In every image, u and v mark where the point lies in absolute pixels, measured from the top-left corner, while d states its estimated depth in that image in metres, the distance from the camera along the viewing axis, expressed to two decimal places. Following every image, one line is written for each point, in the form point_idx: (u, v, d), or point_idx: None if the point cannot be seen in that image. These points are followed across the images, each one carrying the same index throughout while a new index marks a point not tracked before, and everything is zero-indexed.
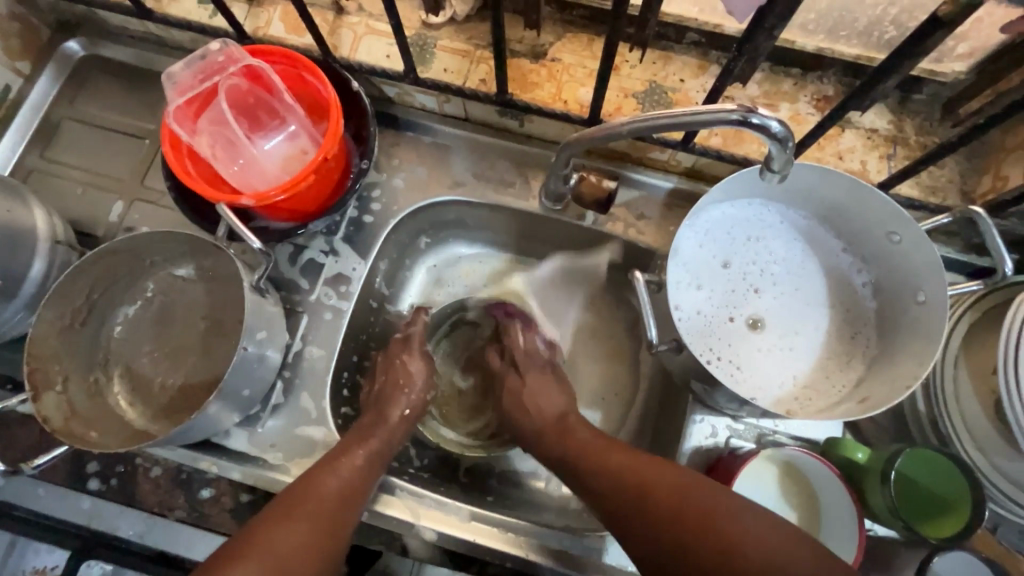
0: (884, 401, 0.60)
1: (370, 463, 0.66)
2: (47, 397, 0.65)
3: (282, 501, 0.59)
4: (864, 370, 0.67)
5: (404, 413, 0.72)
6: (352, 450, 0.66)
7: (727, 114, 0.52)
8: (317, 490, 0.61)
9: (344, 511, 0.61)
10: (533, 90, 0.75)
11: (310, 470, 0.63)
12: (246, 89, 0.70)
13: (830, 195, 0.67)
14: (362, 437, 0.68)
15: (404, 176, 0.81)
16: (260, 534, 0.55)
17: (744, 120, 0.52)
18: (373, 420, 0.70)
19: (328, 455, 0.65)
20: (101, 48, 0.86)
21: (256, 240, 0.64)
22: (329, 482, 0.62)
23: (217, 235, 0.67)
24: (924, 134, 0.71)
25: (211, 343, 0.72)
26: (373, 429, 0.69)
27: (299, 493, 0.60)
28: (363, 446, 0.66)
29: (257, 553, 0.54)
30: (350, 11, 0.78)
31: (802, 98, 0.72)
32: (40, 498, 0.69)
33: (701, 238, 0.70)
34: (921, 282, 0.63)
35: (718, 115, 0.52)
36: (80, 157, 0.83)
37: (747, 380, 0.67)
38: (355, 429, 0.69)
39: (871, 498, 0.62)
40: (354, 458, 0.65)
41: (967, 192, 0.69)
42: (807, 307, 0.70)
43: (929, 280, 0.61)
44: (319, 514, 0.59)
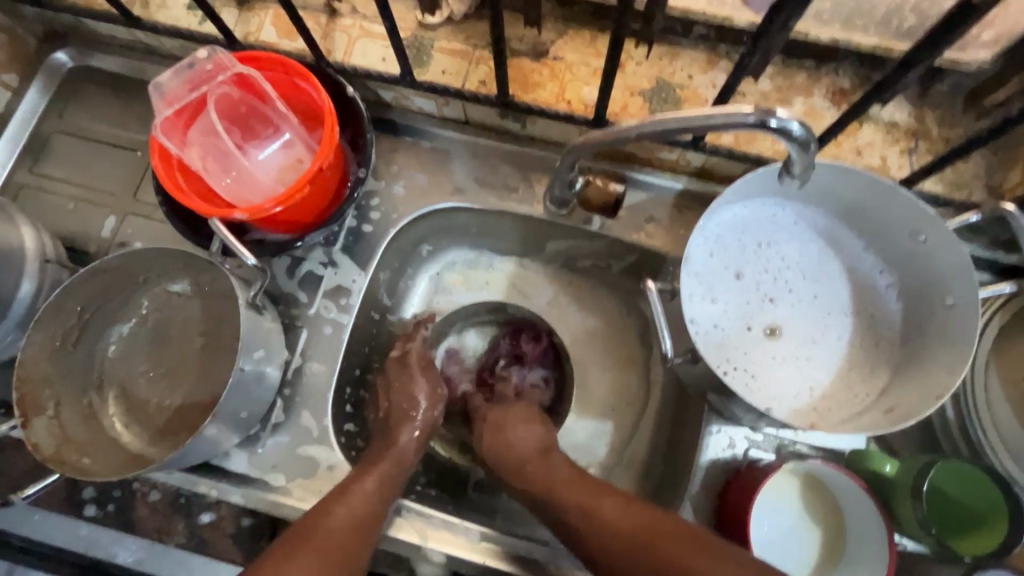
0: (914, 411, 0.57)
1: (383, 489, 0.63)
2: (37, 422, 0.63)
3: (295, 531, 0.57)
4: (889, 376, 0.64)
5: (414, 435, 0.70)
6: (366, 475, 0.63)
7: (744, 116, 0.49)
8: (328, 521, 0.58)
9: (358, 544, 0.59)
10: (535, 91, 0.72)
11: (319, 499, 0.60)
12: (237, 98, 0.68)
13: (849, 194, 0.63)
14: (376, 460, 0.65)
15: (403, 183, 0.78)
16: (272, 567, 0.53)
17: (763, 121, 0.49)
18: (386, 444, 0.68)
19: (342, 481, 0.62)
20: (89, 58, 0.84)
21: (251, 257, 0.62)
22: (340, 512, 0.59)
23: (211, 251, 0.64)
24: (946, 126, 0.67)
25: (208, 362, 0.70)
26: (382, 451, 0.67)
27: (309, 524, 0.57)
28: (374, 472, 0.64)
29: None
30: (343, 12, 0.75)
31: (817, 92, 0.69)
32: (35, 525, 0.67)
33: (715, 242, 0.67)
34: (949, 285, 0.60)
35: (736, 117, 0.49)
36: (70, 172, 0.81)
37: (767, 390, 0.64)
38: (365, 453, 0.67)
39: (900, 512, 0.59)
40: (366, 485, 0.62)
41: (994, 186, 0.65)
42: (827, 314, 0.67)
43: (958, 283, 0.58)
44: (330, 546, 0.57)
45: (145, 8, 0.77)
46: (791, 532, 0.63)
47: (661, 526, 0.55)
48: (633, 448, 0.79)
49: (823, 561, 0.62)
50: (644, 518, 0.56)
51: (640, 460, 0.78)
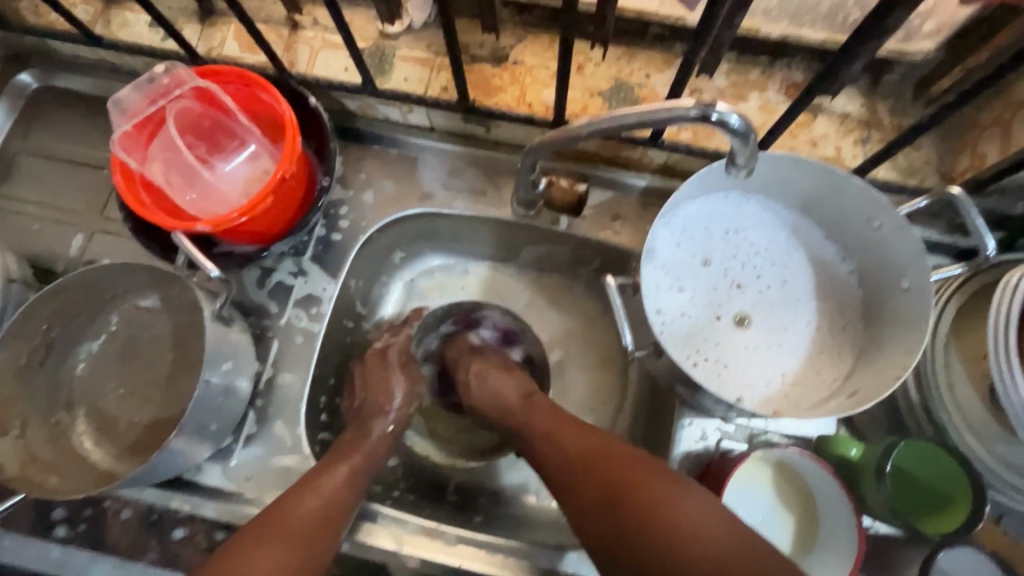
0: (875, 393, 0.58)
1: (354, 479, 0.63)
2: (2, 442, 0.62)
3: (258, 523, 0.56)
4: (853, 361, 0.65)
5: (389, 428, 0.70)
6: (336, 466, 0.64)
7: (686, 110, 0.50)
8: (296, 512, 0.58)
9: (323, 531, 0.59)
10: (497, 95, 0.73)
11: (289, 490, 0.61)
12: (199, 112, 0.68)
13: (803, 184, 0.65)
14: (345, 450, 0.66)
15: (372, 191, 0.79)
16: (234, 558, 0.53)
17: (705, 115, 0.50)
18: (355, 435, 0.68)
19: (307, 473, 0.62)
20: (54, 78, 0.84)
21: (213, 267, 0.61)
22: (308, 501, 0.59)
23: (178, 264, 0.64)
24: (897, 116, 0.69)
25: (179, 376, 0.69)
26: (356, 441, 0.67)
27: (276, 513, 0.57)
28: (344, 463, 0.64)
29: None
30: (305, 25, 0.76)
31: (771, 87, 0.70)
32: (5, 549, 0.66)
33: (678, 237, 0.68)
34: (904, 268, 0.61)
35: (678, 110, 0.50)
36: (37, 191, 0.81)
37: (734, 379, 0.64)
38: (336, 445, 0.67)
39: (867, 495, 0.60)
40: (335, 475, 0.62)
41: (946, 172, 0.67)
42: (794, 299, 0.68)
43: (913, 265, 0.60)
44: (297, 536, 0.57)
45: (107, 27, 0.78)
46: (765, 518, 0.63)
47: (649, 484, 0.52)
48: None
49: (797, 549, 0.63)
50: (641, 469, 0.53)
51: None
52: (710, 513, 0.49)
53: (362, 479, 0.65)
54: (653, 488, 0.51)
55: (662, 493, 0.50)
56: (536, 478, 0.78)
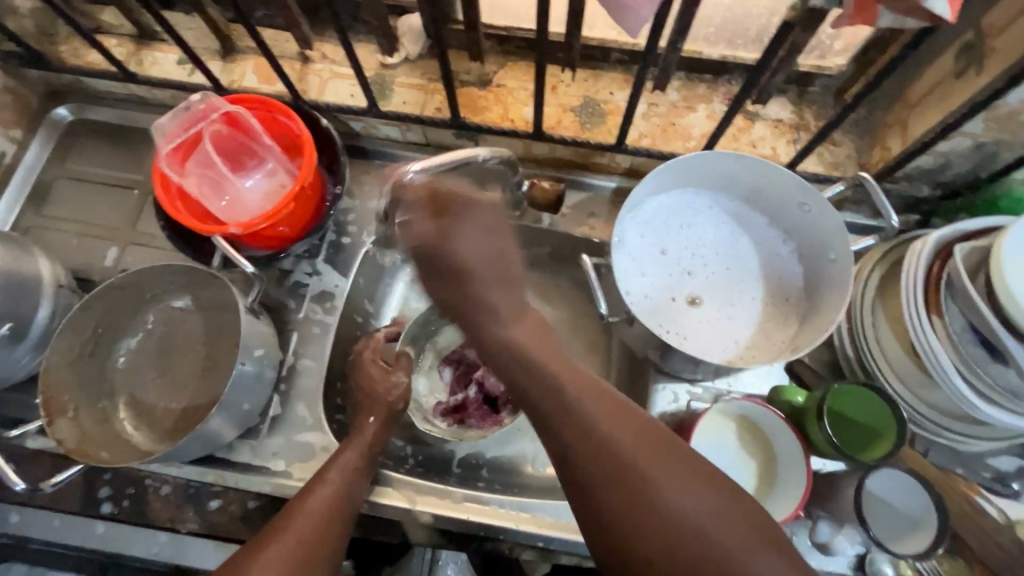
0: (809, 343, 0.70)
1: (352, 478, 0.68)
2: (60, 423, 0.70)
3: (279, 518, 0.60)
4: (797, 326, 0.76)
5: (371, 421, 0.75)
6: (344, 457, 0.69)
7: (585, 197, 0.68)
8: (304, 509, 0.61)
9: (331, 525, 0.62)
10: (483, 113, 0.85)
11: (294, 499, 0.64)
12: (227, 135, 0.79)
13: (747, 178, 0.76)
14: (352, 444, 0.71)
15: (376, 199, 0.89)
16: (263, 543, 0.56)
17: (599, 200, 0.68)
18: (354, 435, 0.73)
19: (315, 474, 0.67)
20: (87, 111, 0.94)
21: (247, 264, 0.72)
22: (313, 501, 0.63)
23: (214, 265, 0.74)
24: (821, 119, 0.82)
25: (211, 366, 0.78)
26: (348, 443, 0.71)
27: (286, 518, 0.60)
28: (339, 462, 0.69)
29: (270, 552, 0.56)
30: (315, 59, 0.88)
31: (716, 99, 0.83)
32: (55, 529, 0.73)
33: (642, 228, 0.79)
34: (830, 244, 0.73)
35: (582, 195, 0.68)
36: (73, 211, 0.90)
37: (697, 344, 0.75)
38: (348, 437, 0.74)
39: (812, 434, 0.70)
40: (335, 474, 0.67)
41: (864, 164, 0.80)
42: (743, 278, 0.80)
43: (837, 241, 0.71)
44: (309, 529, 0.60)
45: (139, 65, 0.89)
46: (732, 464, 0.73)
47: (696, 505, 0.46)
48: None
49: (761, 487, 0.72)
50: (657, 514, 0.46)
51: None
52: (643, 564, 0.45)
53: (362, 482, 0.69)
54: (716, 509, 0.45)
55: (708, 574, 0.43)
56: (531, 447, 0.87)
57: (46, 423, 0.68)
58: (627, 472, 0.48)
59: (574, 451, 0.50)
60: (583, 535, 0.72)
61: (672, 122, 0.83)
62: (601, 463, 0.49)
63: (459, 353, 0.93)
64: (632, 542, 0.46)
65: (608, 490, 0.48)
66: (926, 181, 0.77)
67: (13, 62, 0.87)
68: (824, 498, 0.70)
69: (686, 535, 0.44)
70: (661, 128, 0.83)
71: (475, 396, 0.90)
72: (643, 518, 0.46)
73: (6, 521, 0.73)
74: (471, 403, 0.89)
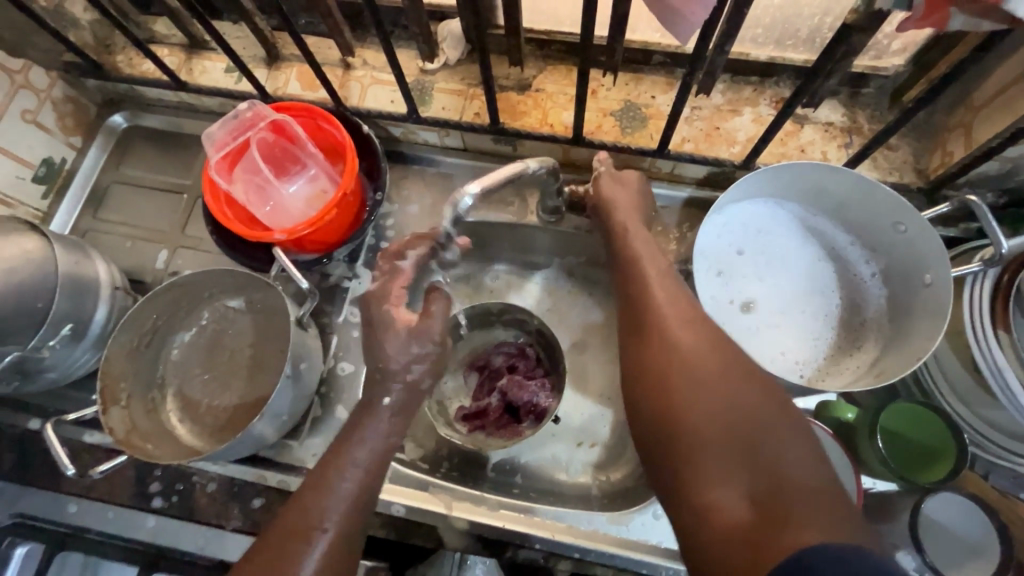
0: (897, 371, 0.67)
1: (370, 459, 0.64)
2: (114, 411, 0.72)
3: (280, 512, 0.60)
4: (877, 350, 0.73)
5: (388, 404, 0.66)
6: (347, 445, 0.64)
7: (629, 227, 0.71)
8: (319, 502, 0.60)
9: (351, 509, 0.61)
10: (522, 118, 0.85)
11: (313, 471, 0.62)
12: (272, 141, 0.80)
13: (838, 191, 0.74)
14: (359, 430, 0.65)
15: (416, 204, 0.90)
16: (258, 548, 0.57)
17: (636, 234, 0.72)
18: (364, 412, 0.66)
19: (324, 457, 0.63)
20: (140, 118, 0.98)
21: (303, 279, 0.72)
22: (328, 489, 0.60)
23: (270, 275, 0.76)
24: (875, 122, 0.79)
25: (258, 367, 0.80)
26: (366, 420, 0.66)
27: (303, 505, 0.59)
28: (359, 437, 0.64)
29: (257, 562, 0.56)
30: (356, 65, 0.89)
31: (762, 102, 0.81)
32: (109, 520, 0.76)
33: (720, 232, 0.78)
34: (926, 265, 0.69)
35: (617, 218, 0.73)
36: (127, 215, 0.94)
37: (770, 360, 0.73)
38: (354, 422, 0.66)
39: (863, 453, 0.67)
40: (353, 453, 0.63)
41: (922, 169, 0.76)
42: (823, 296, 0.77)
43: (934, 262, 0.68)
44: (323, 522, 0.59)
45: (190, 74, 0.91)
46: None
47: (733, 397, 0.52)
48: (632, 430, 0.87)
49: None
50: (721, 446, 0.50)
51: None
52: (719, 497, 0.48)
53: (376, 474, 0.64)
54: (749, 403, 0.52)
55: (782, 503, 0.45)
56: (564, 451, 0.86)
57: (101, 411, 0.70)
58: (677, 370, 0.56)
59: (639, 356, 0.60)
60: (621, 547, 0.71)
61: (715, 126, 0.81)
62: (656, 361, 0.58)
63: (487, 360, 0.93)
64: (668, 422, 0.54)
65: (658, 384, 0.56)
66: (990, 188, 0.73)
67: (74, 73, 0.91)
68: (876, 521, 0.67)
69: (715, 417, 0.51)
70: (704, 132, 0.81)
71: (497, 404, 0.90)
72: (682, 402, 0.54)
73: (65, 511, 0.77)
74: (490, 410, 0.90)
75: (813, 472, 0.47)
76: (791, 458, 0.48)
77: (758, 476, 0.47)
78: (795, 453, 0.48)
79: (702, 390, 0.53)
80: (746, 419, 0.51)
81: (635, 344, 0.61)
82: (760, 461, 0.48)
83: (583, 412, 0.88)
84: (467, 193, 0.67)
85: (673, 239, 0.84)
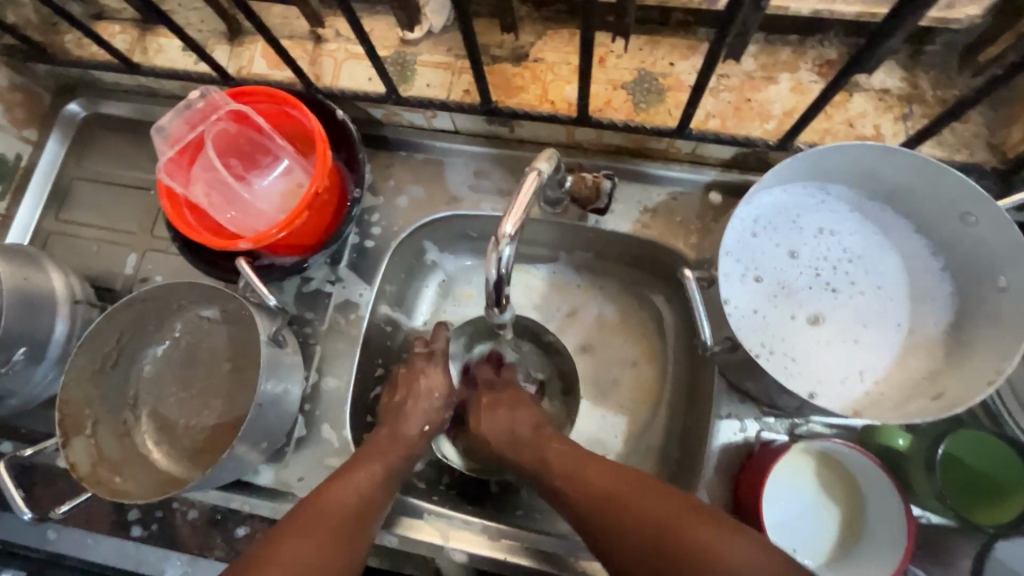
0: (965, 397, 0.57)
1: (384, 482, 0.65)
2: (77, 441, 0.67)
3: (291, 518, 0.58)
4: (942, 364, 0.63)
5: (425, 428, 0.71)
6: (365, 468, 0.64)
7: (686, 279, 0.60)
8: (329, 503, 0.60)
9: (363, 519, 0.61)
10: (519, 94, 0.73)
11: (323, 483, 0.63)
12: (235, 132, 0.71)
13: (896, 174, 0.62)
14: (377, 452, 0.66)
15: (404, 196, 0.81)
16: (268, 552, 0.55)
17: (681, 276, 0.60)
18: (386, 438, 0.68)
19: (337, 471, 0.64)
20: (99, 105, 0.89)
21: (270, 294, 0.65)
22: (341, 495, 0.61)
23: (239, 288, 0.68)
24: (941, 88, 0.66)
25: (235, 384, 0.74)
26: (387, 445, 0.67)
27: (314, 510, 0.59)
28: (379, 458, 0.66)
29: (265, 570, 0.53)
30: (329, 38, 0.78)
31: (803, 66, 0.68)
32: (91, 547, 0.72)
33: (752, 223, 0.67)
34: (1002, 265, 0.58)
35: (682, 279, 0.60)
36: (92, 215, 0.86)
37: (809, 377, 0.63)
38: (367, 444, 0.68)
39: (915, 487, 0.60)
40: (369, 471, 0.64)
41: (997, 144, 0.64)
42: (877, 298, 0.66)
43: (1013, 263, 0.57)
44: (328, 533, 0.58)
45: (144, 54, 0.81)
46: (808, 509, 0.64)
47: (694, 529, 0.51)
48: (647, 444, 0.79)
49: (843, 539, 0.63)
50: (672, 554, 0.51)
51: (656, 450, 0.78)
52: None
53: (390, 485, 0.66)
54: (714, 542, 0.50)
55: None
56: None
57: (61, 444, 0.65)
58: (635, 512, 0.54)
59: (590, 507, 0.57)
60: None
61: (746, 98, 0.69)
62: (611, 508, 0.56)
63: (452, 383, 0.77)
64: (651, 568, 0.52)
65: (629, 534, 0.54)
66: None
67: (18, 58, 0.81)
68: (923, 559, 0.60)
69: (680, 552, 0.50)
70: (733, 105, 0.69)
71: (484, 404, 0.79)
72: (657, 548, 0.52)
73: (45, 537, 0.73)
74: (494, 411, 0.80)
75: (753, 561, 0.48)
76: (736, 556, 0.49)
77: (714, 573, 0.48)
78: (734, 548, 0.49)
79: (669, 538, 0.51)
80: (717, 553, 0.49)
81: (574, 487, 0.59)
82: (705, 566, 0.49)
83: (595, 422, 0.81)
84: (508, 239, 0.54)
85: (695, 231, 0.73)
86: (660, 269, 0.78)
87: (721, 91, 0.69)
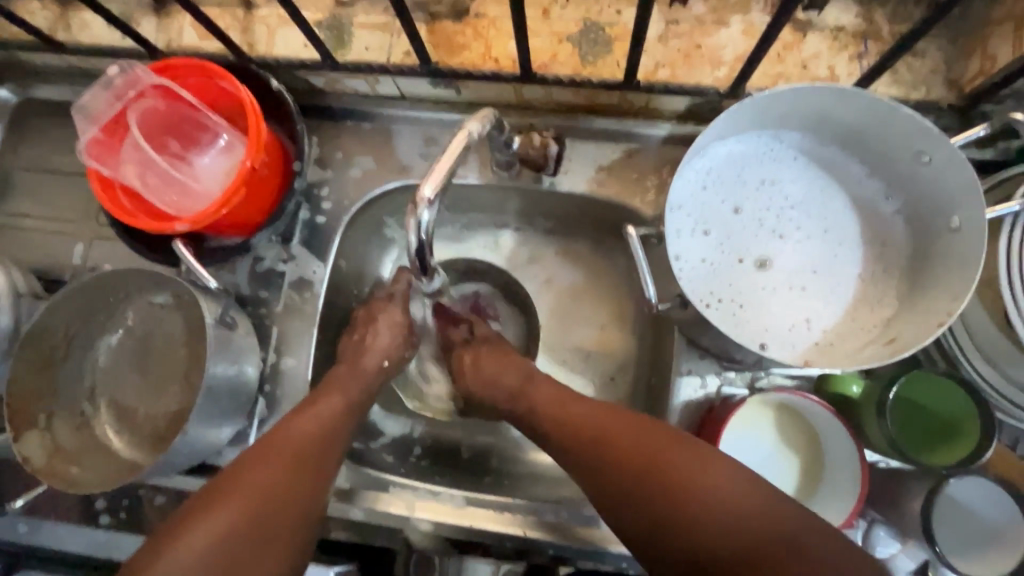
0: (917, 340, 0.56)
1: (350, 409, 0.64)
2: (30, 435, 0.67)
3: (256, 446, 0.57)
4: (893, 308, 0.63)
5: (383, 363, 0.70)
6: (330, 397, 0.64)
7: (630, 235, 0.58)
8: (296, 432, 0.59)
9: (330, 443, 0.60)
10: (461, 53, 0.70)
11: (287, 413, 0.61)
12: (166, 109, 0.69)
13: (848, 117, 0.60)
14: (340, 385, 0.66)
15: (353, 167, 0.78)
16: (237, 479, 0.53)
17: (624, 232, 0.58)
18: (347, 371, 0.68)
19: (303, 399, 0.63)
20: (31, 89, 0.84)
21: (210, 278, 0.65)
22: (306, 423, 0.60)
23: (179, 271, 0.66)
24: (897, 22, 0.63)
25: (191, 370, 0.72)
26: (349, 379, 0.67)
27: (280, 435, 0.58)
28: (341, 391, 0.65)
29: (236, 496, 0.52)
30: (260, 3, 0.74)
31: (753, 7, 0.65)
32: (62, 538, 0.73)
33: (703, 175, 0.65)
34: (955, 205, 0.57)
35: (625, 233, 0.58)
36: (34, 205, 0.83)
37: (760, 329, 0.62)
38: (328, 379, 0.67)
39: (869, 431, 0.61)
40: (333, 401, 0.63)
41: (955, 80, 0.62)
42: (833, 247, 0.65)
43: (964, 202, 0.56)
44: (296, 458, 0.57)
45: (67, 31, 0.77)
46: (769, 459, 0.64)
47: (688, 470, 0.51)
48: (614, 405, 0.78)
49: (804, 486, 0.63)
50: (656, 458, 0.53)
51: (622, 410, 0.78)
52: (680, 517, 0.50)
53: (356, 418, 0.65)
54: (704, 477, 0.50)
55: (712, 491, 0.49)
56: None
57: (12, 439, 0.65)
58: (666, 479, 0.51)
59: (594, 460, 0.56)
60: (597, 541, 0.66)
61: (696, 44, 0.66)
62: (651, 474, 0.52)
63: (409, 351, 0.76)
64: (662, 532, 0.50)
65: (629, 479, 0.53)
66: None
67: None
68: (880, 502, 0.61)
69: (668, 484, 0.51)
70: (682, 52, 0.66)
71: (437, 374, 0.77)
72: (652, 492, 0.52)
73: (15, 532, 0.73)
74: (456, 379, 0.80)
75: (728, 488, 0.50)
76: (719, 485, 0.50)
77: (705, 497, 0.49)
78: (713, 479, 0.50)
79: (668, 478, 0.51)
80: (726, 505, 0.49)
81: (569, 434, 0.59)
82: (682, 494, 0.50)
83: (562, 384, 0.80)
84: (426, 203, 0.53)
85: (651, 188, 0.71)
86: (620, 228, 0.76)
87: (669, 38, 0.66)
